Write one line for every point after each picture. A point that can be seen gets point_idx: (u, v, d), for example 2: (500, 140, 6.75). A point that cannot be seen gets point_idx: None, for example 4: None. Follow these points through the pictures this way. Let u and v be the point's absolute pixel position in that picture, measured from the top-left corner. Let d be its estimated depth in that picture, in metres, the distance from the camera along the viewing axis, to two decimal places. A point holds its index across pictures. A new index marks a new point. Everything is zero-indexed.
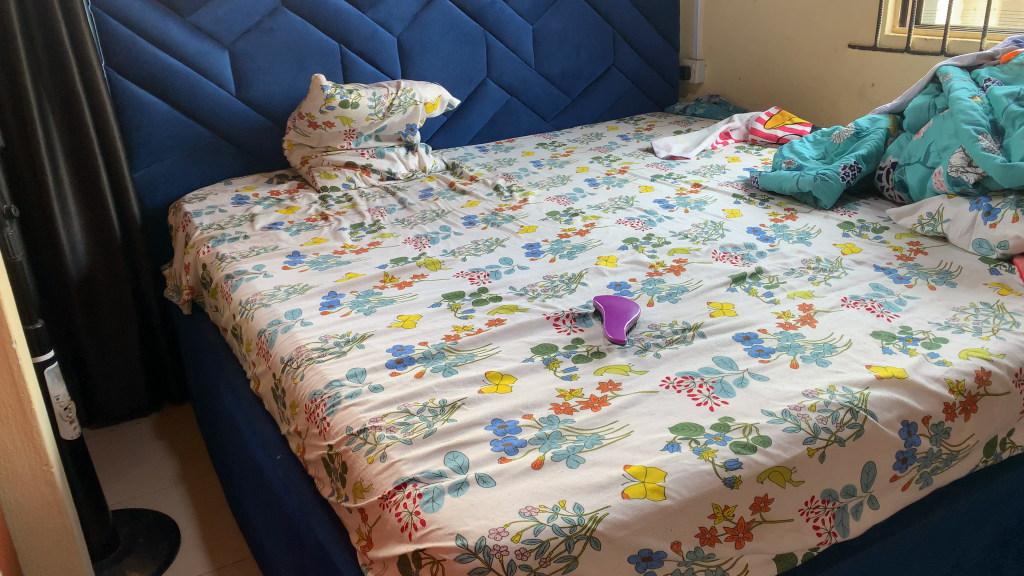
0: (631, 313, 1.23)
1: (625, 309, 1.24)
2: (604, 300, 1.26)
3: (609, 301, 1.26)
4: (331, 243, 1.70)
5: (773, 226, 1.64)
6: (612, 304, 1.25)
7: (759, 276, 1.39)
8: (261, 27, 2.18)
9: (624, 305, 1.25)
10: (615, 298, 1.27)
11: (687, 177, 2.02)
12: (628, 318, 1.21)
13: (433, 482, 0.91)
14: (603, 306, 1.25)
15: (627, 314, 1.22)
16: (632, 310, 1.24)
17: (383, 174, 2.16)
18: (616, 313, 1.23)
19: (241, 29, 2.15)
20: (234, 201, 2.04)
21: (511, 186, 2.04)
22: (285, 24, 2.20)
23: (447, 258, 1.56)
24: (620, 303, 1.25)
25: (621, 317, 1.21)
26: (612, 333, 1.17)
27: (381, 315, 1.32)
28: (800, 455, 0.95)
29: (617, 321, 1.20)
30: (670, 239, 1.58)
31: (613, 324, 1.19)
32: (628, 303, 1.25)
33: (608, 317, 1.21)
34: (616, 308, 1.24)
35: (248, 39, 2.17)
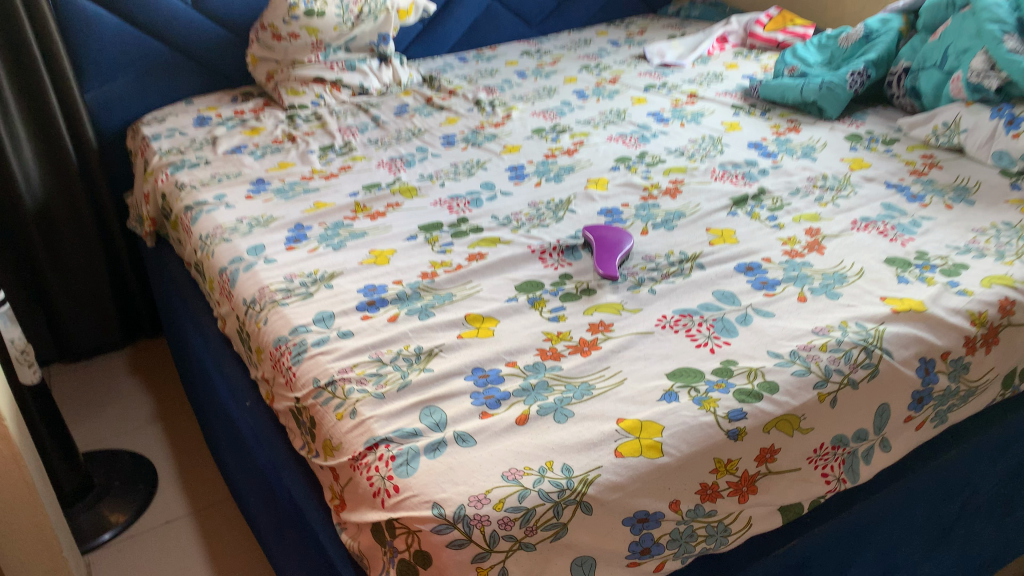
0: (624, 244, 1.13)
1: (617, 239, 1.13)
2: (594, 231, 1.16)
3: (600, 232, 1.16)
4: (300, 168, 1.58)
5: (775, 139, 1.52)
6: (602, 235, 1.15)
7: (762, 197, 1.28)
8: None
9: (615, 235, 1.14)
10: (606, 228, 1.17)
11: (682, 86, 1.88)
12: (620, 250, 1.11)
13: (407, 443, 0.82)
14: (593, 238, 1.15)
15: (618, 244, 1.12)
16: (624, 240, 1.13)
17: (355, 89, 2.01)
18: (607, 244, 1.12)
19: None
20: (195, 122, 1.90)
21: (493, 99, 1.90)
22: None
23: (424, 184, 1.45)
24: (612, 233, 1.15)
25: (612, 249, 1.11)
26: (603, 268, 1.07)
27: (352, 250, 1.22)
28: (809, 402, 0.87)
29: (608, 253, 1.10)
30: (665, 157, 1.47)
31: (604, 258, 1.09)
32: (620, 232, 1.15)
33: (598, 249, 1.11)
34: (606, 239, 1.14)
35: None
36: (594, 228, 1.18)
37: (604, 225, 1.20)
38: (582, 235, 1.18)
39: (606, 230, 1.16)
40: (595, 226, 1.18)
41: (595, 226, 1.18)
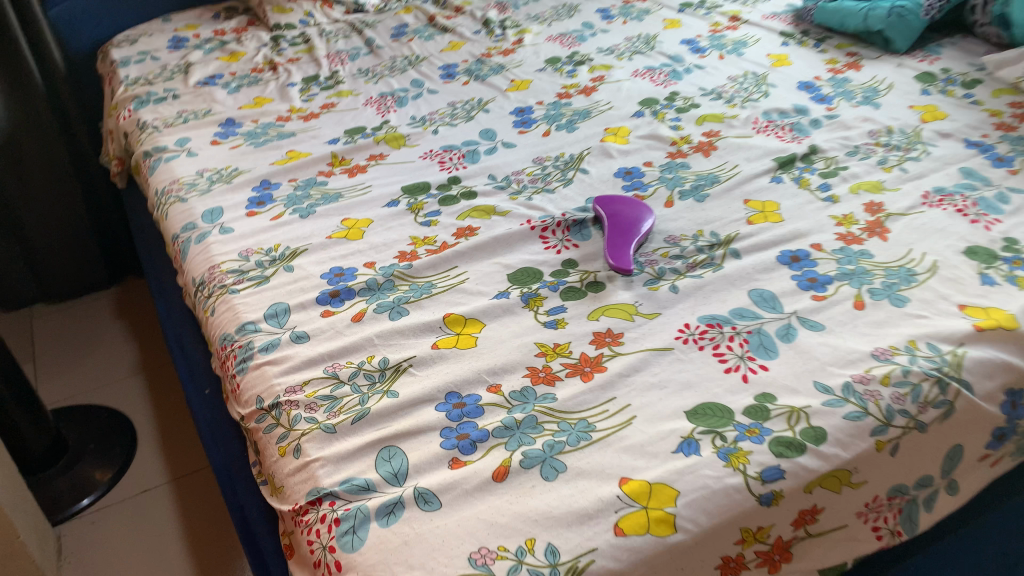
0: (642, 223, 0.93)
1: (633, 217, 0.94)
2: (607, 206, 0.97)
3: (613, 207, 0.96)
4: (277, 107, 1.38)
5: (831, 78, 1.28)
6: (616, 210, 0.96)
7: (812, 159, 1.07)
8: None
9: (631, 212, 0.95)
10: (621, 200, 0.97)
11: (724, 5, 1.62)
12: (637, 231, 0.92)
13: (357, 501, 0.66)
14: (604, 215, 0.95)
15: (634, 224, 0.93)
16: (642, 219, 0.94)
17: (350, 5, 1.78)
18: (621, 224, 0.93)
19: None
20: (170, 44, 1.69)
21: (505, 19, 1.67)
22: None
23: (415, 131, 1.25)
24: (628, 208, 0.96)
25: (626, 231, 0.92)
26: (614, 257, 0.88)
27: (322, 221, 1.03)
28: (865, 453, 0.69)
29: (621, 236, 0.91)
30: (699, 100, 1.24)
31: (617, 242, 0.90)
32: (638, 208, 0.96)
33: (610, 231, 0.92)
34: (620, 216, 0.94)
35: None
36: (606, 199, 0.99)
37: (617, 195, 1.00)
38: (592, 208, 0.98)
39: (621, 204, 0.97)
40: (607, 197, 0.99)
41: (606, 198, 0.98)
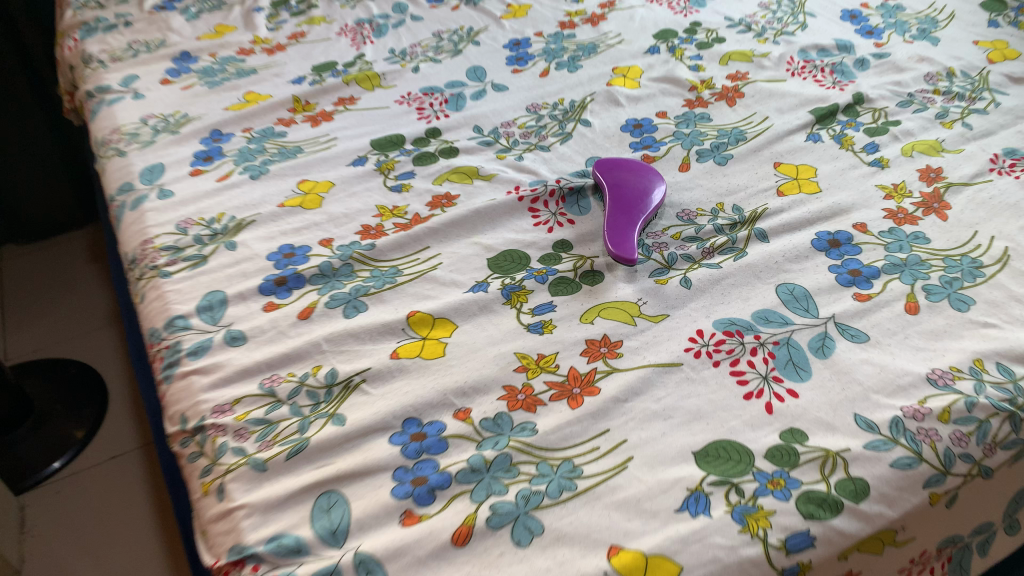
0: (651, 195, 0.78)
1: (641, 187, 0.79)
2: (609, 173, 0.81)
3: (616, 175, 0.81)
4: (239, 37, 1.21)
5: (880, 7, 1.10)
6: (620, 179, 0.80)
7: (857, 110, 0.90)
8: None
9: (640, 181, 0.79)
10: (627, 165, 0.82)
11: None
12: (645, 205, 0.77)
13: (283, 566, 0.53)
14: (606, 184, 0.80)
15: (642, 196, 0.78)
16: (652, 190, 0.78)
17: None
18: (625, 196, 0.78)
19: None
20: None
21: None
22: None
23: (392, 68, 1.08)
24: (634, 176, 0.80)
25: (632, 205, 0.76)
26: (615, 238, 0.73)
27: (277, 185, 0.89)
28: (915, 509, 0.55)
29: (625, 212, 0.76)
30: (723, 33, 1.06)
31: (619, 220, 0.75)
32: (646, 175, 0.80)
33: (612, 205, 0.77)
34: (625, 187, 0.79)
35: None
36: (608, 164, 0.83)
37: (623, 158, 0.84)
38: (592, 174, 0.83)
39: (626, 171, 0.81)
40: (611, 160, 0.83)
41: (610, 163, 0.82)
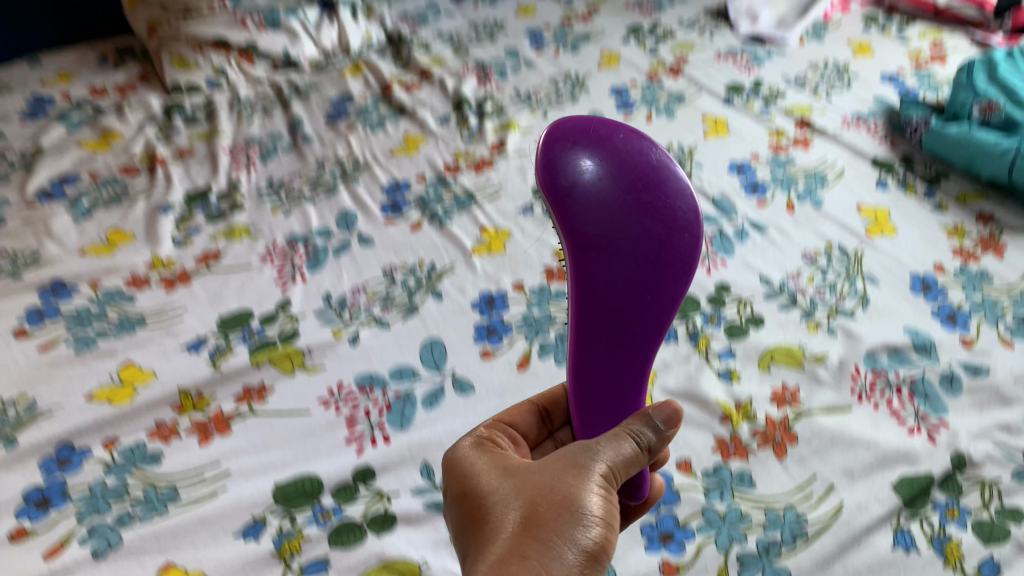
0: (673, 270, 0.50)
1: (654, 249, 0.50)
2: (585, 197, 0.49)
3: (598, 206, 0.49)
4: (134, 257, 0.94)
5: (959, 270, 0.86)
6: (608, 225, 0.49)
7: (958, 482, 0.64)
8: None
9: (647, 225, 0.50)
10: (621, 172, 0.50)
11: (785, 98, 1.20)
12: (661, 308, 0.50)
13: None
14: (589, 224, 0.49)
15: (657, 277, 0.50)
16: (671, 259, 0.50)
17: (278, 60, 1.33)
18: (621, 288, 0.49)
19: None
20: (25, 108, 1.23)
21: (484, 97, 1.24)
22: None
23: (322, 339, 0.81)
24: (638, 213, 0.50)
25: (636, 319, 0.50)
26: (608, 415, 0.51)
27: (129, 569, 0.61)
28: None
29: (624, 344, 0.50)
30: (760, 307, 0.82)
31: (614, 368, 0.50)
32: (667, 217, 0.50)
33: (597, 324, 0.50)
34: (619, 250, 0.49)
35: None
36: (589, 155, 0.50)
37: (602, 123, 0.52)
38: (560, 172, 0.50)
39: (623, 191, 0.50)
40: (594, 149, 0.50)
41: (585, 152, 0.50)
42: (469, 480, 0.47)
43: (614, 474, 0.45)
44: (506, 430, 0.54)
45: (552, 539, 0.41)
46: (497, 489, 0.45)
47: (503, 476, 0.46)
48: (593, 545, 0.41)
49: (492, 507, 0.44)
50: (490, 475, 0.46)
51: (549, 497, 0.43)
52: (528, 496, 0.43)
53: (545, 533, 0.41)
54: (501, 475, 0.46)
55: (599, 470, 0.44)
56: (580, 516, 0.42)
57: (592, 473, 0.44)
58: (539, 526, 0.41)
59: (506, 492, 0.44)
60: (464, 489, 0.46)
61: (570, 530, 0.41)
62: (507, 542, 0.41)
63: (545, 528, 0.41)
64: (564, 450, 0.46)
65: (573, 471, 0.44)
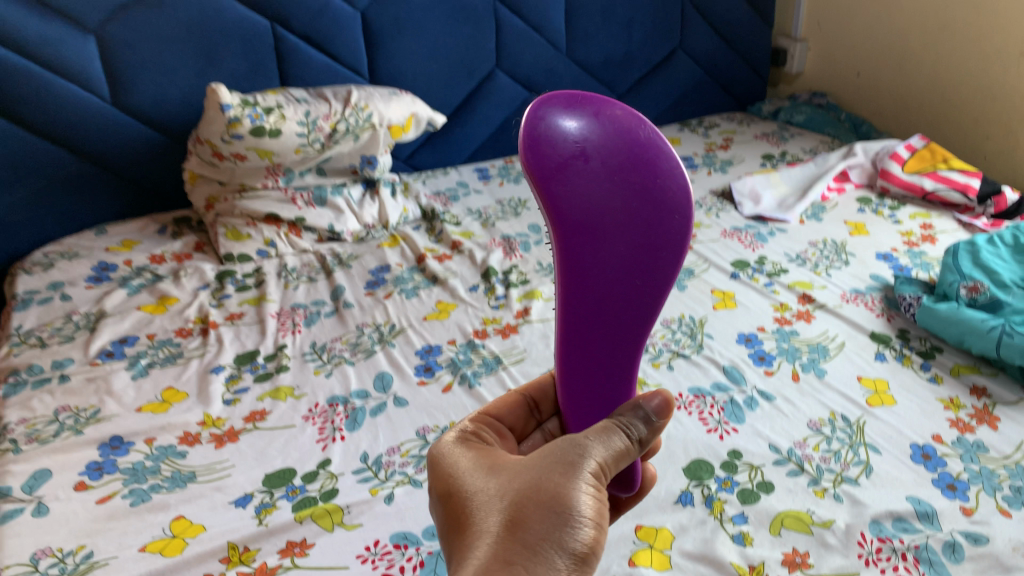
0: (662, 251, 0.54)
1: (642, 231, 0.54)
2: (573, 180, 0.54)
3: (586, 189, 0.54)
4: (186, 415, 1.01)
5: (957, 441, 0.92)
6: (598, 207, 0.54)
7: None
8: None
9: (636, 209, 0.54)
10: (609, 155, 0.55)
11: (787, 273, 1.30)
12: (650, 289, 0.55)
13: None
14: (579, 210, 0.54)
15: (648, 260, 0.54)
16: (659, 240, 0.54)
17: (323, 232, 1.46)
18: (609, 269, 0.54)
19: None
20: (91, 273, 1.35)
21: (510, 268, 1.35)
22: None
23: (359, 497, 0.87)
24: (627, 194, 0.54)
25: (624, 303, 0.55)
26: (598, 389, 0.56)
27: None
28: None
29: (612, 326, 0.55)
30: (770, 473, 0.87)
31: (603, 347, 0.56)
32: (656, 198, 0.55)
33: (586, 306, 0.55)
34: (607, 233, 0.54)
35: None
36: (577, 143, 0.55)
37: (592, 104, 0.57)
38: (550, 157, 0.54)
39: (609, 180, 0.54)
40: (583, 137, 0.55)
41: (573, 134, 0.55)
42: (454, 482, 0.50)
43: (605, 469, 0.48)
44: (492, 423, 0.59)
45: (542, 541, 0.43)
46: (486, 490, 0.48)
47: (490, 476, 0.49)
48: (583, 547, 0.44)
49: (475, 511, 0.47)
50: (474, 476, 0.49)
51: (536, 495, 0.45)
52: (514, 497, 0.46)
53: (530, 533, 0.44)
54: (490, 478, 0.49)
55: (589, 469, 0.47)
56: (570, 515, 0.44)
57: (582, 470, 0.47)
58: (524, 527, 0.44)
59: (496, 494, 0.47)
60: (450, 492, 0.49)
61: (559, 532, 0.44)
62: (491, 545, 0.44)
63: (535, 529, 0.44)
64: (552, 447, 0.49)
65: (562, 468, 0.47)
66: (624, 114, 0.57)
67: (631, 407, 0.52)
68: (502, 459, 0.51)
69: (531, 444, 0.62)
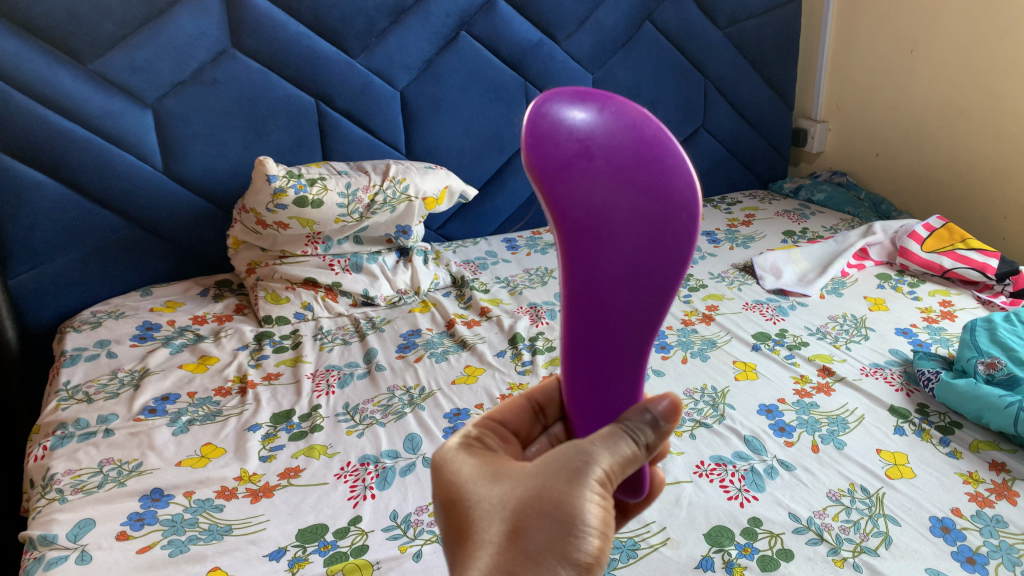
0: (670, 255, 0.50)
1: (649, 232, 0.50)
2: (576, 180, 0.50)
3: (590, 190, 0.50)
4: (224, 470, 1.05)
5: (976, 515, 0.93)
6: (601, 208, 0.50)
7: None
8: (188, 3, 1.49)
9: (643, 208, 0.50)
10: (615, 152, 0.50)
11: (808, 346, 1.33)
12: (656, 295, 0.51)
13: None
14: (582, 212, 0.51)
15: (654, 265, 0.51)
16: (668, 241, 0.50)
17: (357, 297, 1.52)
18: (612, 275, 0.51)
19: (136, 20, 1.46)
20: (137, 332, 1.42)
21: (537, 335, 1.40)
22: (220, 23, 1.53)
23: (389, 553, 0.90)
24: (633, 194, 0.50)
25: (628, 310, 0.52)
26: (602, 394, 0.54)
27: None
28: None
29: (617, 334, 0.52)
30: (789, 541, 0.89)
31: (606, 354, 0.53)
32: (665, 197, 0.50)
33: (589, 312, 0.53)
34: (610, 237, 0.51)
35: (133, 43, 1.47)
36: (579, 138, 0.51)
37: (598, 94, 0.53)
38: (551, 157, 0.51)
39: (613, 176, 0.50)
40: (584, 131, 0.51)
41: (577, 128, 0.51)
42: (456, 487, 0.52)
43: (612, 475, 0.49)
44: (496, 428, 0.59)
45: (544, 554, 0.46)
46: (490, 498, 0.50)
47: (495, 482, 0.51)
48: (588, 557, 0.47)
49: (479, 519, 0.49)
50: (477, 482, 0.51)
51: (538, 505, 0.48)
52: (517, 507, 0.48)
53: (531, 542, 0.47)
54: (496, 483, 0.50)
55: (595, 476, 0.49)
56: (574, 526, 0.47)
57: (588, 477, 0.48)
58: (526, 538, 0.47)
59: (500, 502, 0.49)
60: (453, 497, 0.51)
61: (562, 543, 0.46)
62: (494, 558, 0.46)
63: (537, 543, 0.46)
64: (558, 453, 0.50)
65: (566, 476, 0.48)
66: (636, 105, 0.53)
67: (643, 408, 0.52)
68: (507, 465, 0.52)
69: (537, 448, 0.63)
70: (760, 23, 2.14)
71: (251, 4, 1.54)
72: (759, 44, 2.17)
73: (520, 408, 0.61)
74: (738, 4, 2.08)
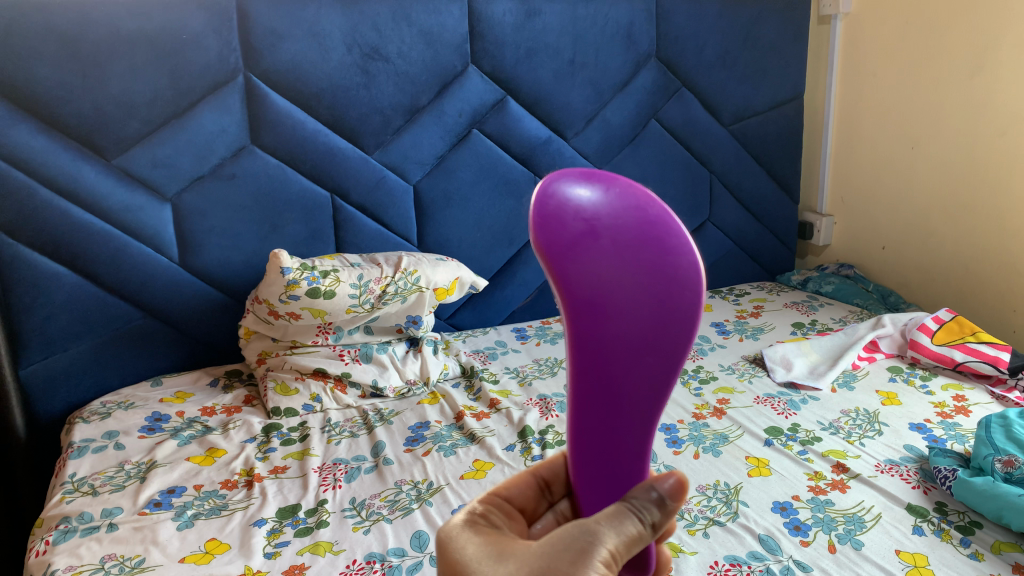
0: (674, 332, 0.51)
1: (653, 309, 0.51)
2: (584, 258, 0.50)
3: (597, 268, 0.50)
4: (227, 567, 1.03)
5: None
6: (607, 286, 0.50)
7: None
8: (211, 102, 1.55)
9: (649, 285, 0.51)
10: (620, 230, 0.51)
11: (821, 441, 1.31)
12: (663, 370, 0.51)
13: None
14: (590, 288, 0.50)
15: (659, 340, 0.51)
16: (674, 317, 0.51)
17: (367, 388, 1.52)
18: (618, 352, 0.51)
19: (160, 118, 1.52)
20: (146, 423, 1.42)
21: (546, 428, 1.38)
22: (241, 121, 1.59)
23: None
24: (638, 272, 0.51)
25: (633, 387, 0.51)
26: (607, 474, 0.53)
27: None
28: None
29: (624, 411, 0.52)
30: None
31: (613, 431, 0.52)
32: (668, 275, 0.51)
33: (595, 390, 0.52)
34: (617, 313, 0.51)
35: (156, 140, 1.52)
36: (586, 217, 0.51)
37: (599, 177, 0.54)
38: (557, 235, 0.50)
39: (619, 254, 0.51)
40: (591, 210, 0.51)
41: (584, 205, 0.52)
42: (461, 567, 0.51)
43: (617, 556, 0.49)
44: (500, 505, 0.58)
45: None
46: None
47: (502, 564, 0.49)
48: None
49: None
50: (483, 562, 0.50)
51: None
52: None
53: None
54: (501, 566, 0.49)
55: (601, 554, 0.48)
56: None
57: (593, 558, 0.48)
58: None
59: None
60: None
61: None
62: None
63: None
64: (563, 532, 0.50)
65: (573, 555, 0.48)
66: (636, 188, 0.54)
67: (649, 485, 0.51)
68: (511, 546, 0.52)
69: (542, 526, 0.60)
70: (763, 120, 2.21)
71: (272, 102, 1.59)
72: (763, 140, 2.23)
73: (523, 483, 0.60)
74: (741, 102, 2.15)
